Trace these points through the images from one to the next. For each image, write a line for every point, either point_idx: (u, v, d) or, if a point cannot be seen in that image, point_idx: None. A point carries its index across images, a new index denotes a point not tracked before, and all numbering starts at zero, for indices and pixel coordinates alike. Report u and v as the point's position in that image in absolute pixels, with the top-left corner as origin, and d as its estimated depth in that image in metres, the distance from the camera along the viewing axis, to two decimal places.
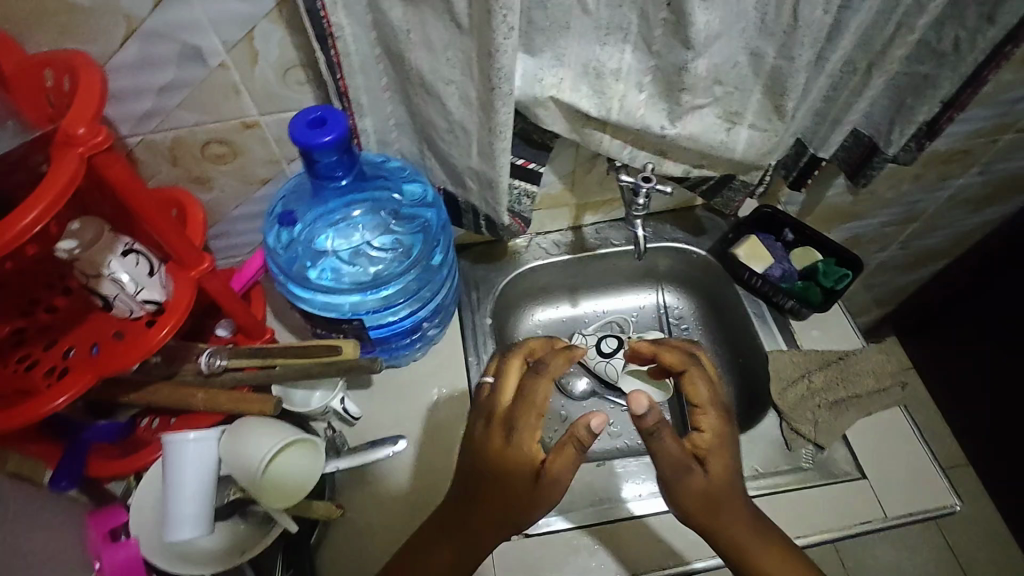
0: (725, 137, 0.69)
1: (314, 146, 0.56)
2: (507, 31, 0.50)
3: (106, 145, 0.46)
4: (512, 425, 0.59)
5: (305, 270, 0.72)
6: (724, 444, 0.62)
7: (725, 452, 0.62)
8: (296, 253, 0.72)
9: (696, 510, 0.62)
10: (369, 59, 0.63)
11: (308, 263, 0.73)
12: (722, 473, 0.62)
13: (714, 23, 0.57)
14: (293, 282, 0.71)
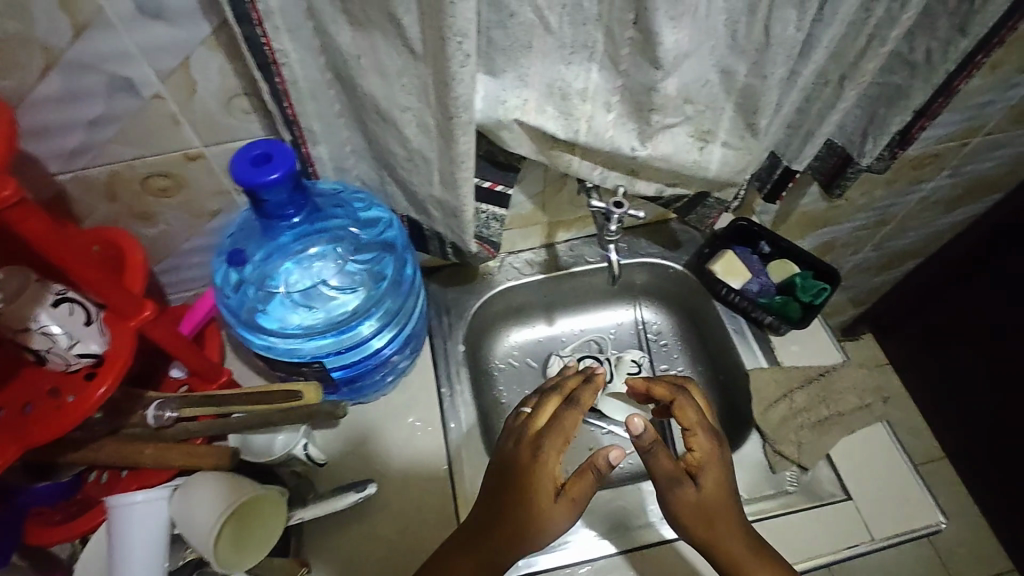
0: (698, 157, 0.66)
1: (261, 185, 0.52)
2: (464, 59, 0.46)
3: (14, 199, 0.42)
4: (540, 443, 0.63)
5: (258, 315, 0.68)
6: (719, 463, 0.62)
7: (724, 473, 0.62)
8: (246, 295, 0.69)
9: (694, 526, 0.61)
10: (319, 85, 0.59)
11: (260, 305, 0.69)
12: (715, 489, 0.61)
13: (683, 42, 0.54)
14: (244, 327, 0.67)
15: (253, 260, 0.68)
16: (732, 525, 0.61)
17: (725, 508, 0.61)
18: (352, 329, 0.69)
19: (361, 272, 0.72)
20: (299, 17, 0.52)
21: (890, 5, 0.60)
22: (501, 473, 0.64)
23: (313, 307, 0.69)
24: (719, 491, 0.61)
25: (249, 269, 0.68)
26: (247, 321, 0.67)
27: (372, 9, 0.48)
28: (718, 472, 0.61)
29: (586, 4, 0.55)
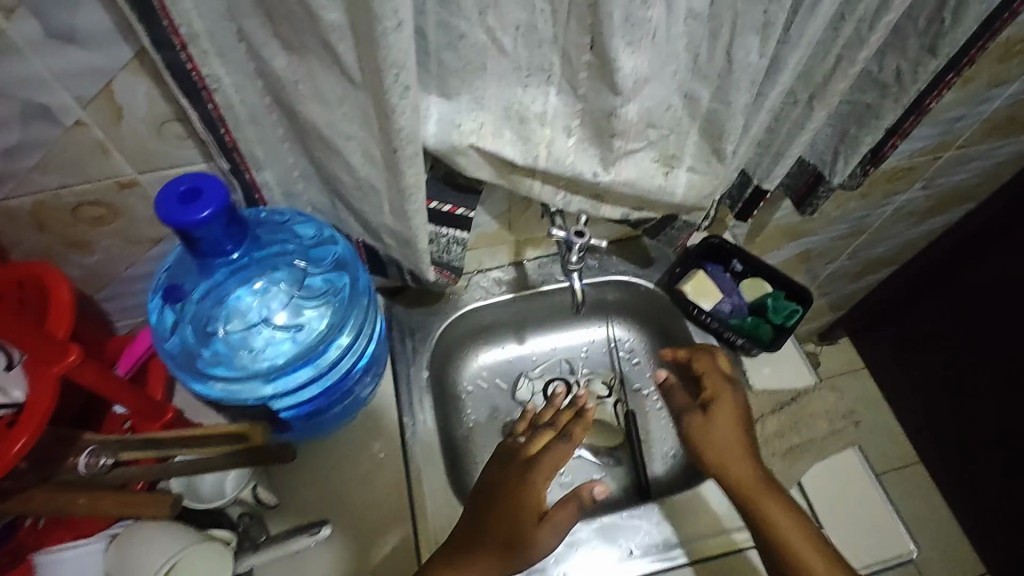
0: (664, 182, 0.63)
1: (192, 224, 0.49)
2: (403, 92, 0.43)
3: None
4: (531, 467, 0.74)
5: (201, 359, 0.63)
6: (731, 399, 0.75)
7: (736, 409, 0.75)
8: (185, 336, 0.63)
9: (704, 449, 0.73)
10: (258, 109, 0.55)
11: (201, 347, 0.63)
12: (723, 419, 0.74)
13: (643, 67, 0.51)
14: (188, 376, 0.63)
15: (190, 299, 0.62)
16: (743, 455, 0.71)
17: (738, 440, 0.72)
18: (301, 371, 0.66)
19: (310, 307, 0.66)
20: (230, 40, 0.48)
21: (858, 26, 0.58)
22: (491, 493, 0.72)
23: (257, 348, 0.65)
24: (729, 426, 0.73)
25: (185, 309, 0.62)
26: (185, 366, 0.63)
27: (305, 35, 0.45)
28: (729, 409, 0.75)
29: (540, 26, 0.52)
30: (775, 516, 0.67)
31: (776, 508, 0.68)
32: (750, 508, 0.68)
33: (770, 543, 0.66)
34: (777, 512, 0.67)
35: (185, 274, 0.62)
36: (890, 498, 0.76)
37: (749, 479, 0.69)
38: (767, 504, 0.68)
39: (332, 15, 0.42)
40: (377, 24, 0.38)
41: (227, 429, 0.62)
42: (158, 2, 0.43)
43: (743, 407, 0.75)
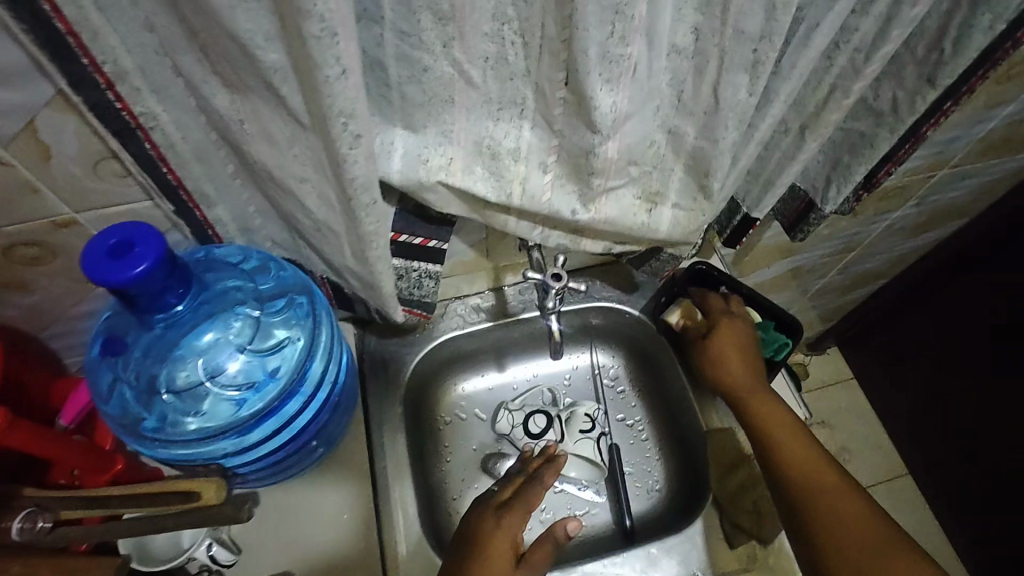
0: (647, 219, 0.60)
1: (127, 282, 0.44)
2: (353, 140, 0.39)
3: None
4: (504, 512, 0.71)
5: (146, 422, 0.58)
6: (734, 327, 0.80)
7: (740, 336, 0.80)
8: (127, 399, 0.59)
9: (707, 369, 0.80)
10: (204, 145, 0.50)
11: (146, 409, 0.59)
12: (728, 343, 0.79)
13: (622, 104, 0.47)
14: (134, 442, 0.58)
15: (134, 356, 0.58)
16: (746, 377, 0.78)
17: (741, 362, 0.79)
18: (255, 431, 0.61)
19: (262, 360, 0.61)
20: (165, 76, 0.44)
21: (853, 56, 0.54)
22: (469, 540, 0.69)
23: (205, 407, 0.59)
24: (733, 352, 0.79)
25: (129, 369, 0.59)
26: (127, 432, 0.58)
27: (244, 75, 0.40)
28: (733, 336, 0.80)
29: (511, 58, 0.47)
30: (774, 426, 0.73)
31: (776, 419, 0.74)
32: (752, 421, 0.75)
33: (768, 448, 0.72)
34: (779, 429, 0.73)
35: (128, 330, 0.58)
36: None
37: (751, 396, 0.76)
38: (768, 418, 0.74)
39: (272, 55, 0.37)
40: (318, 72, 0.34)
41: (183, 486, 0.59)
42: (74, 39, 0.38)
43: (749, 337, 0.80)
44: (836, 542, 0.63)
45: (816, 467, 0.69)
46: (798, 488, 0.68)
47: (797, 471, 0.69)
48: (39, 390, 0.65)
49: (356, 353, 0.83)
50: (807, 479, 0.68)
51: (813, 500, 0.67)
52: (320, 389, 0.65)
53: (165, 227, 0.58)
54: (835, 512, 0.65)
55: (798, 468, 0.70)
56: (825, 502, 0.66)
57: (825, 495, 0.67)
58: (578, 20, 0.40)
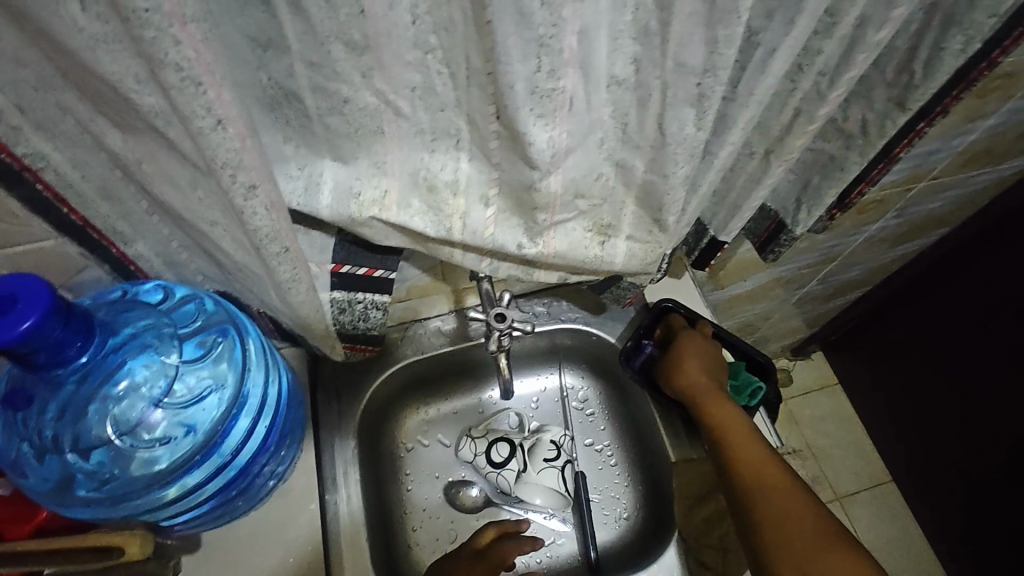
0: (600, 251, 0.56)
1: (14, 342, 0.40)
2: (248, 191, 0.35)
3: None
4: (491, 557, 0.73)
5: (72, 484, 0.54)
6: (694, 347, 0.75)
7: (710, 350, 0.75)
8: (44, 465, 0.53)
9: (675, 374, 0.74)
10: (110, 184, 0.46)
11: (67, 472, 0.54)
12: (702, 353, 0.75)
13: (562, 138, 0.43)
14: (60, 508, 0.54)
15: (42, 415, 0.52)
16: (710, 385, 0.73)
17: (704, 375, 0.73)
18: (192, 477, 0.57)
19: (190, 401, 0.56)
20: (51, 114, 0.39)
21: (817, 79, 0.51)
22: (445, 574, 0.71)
23: (132, 459, 0.55)
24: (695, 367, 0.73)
25: (35, 428, 0.52)
26: (51, 496, 0.53)
27: (129, 116, 0.36)
28: (698, 351, 0.75)
29: (440, 88, 0.43)
30: (734, 438, 0.69)
31: (736, 431, 0.70)
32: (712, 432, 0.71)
33: (730, 466, 0.68)
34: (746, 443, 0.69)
35: (32, 388, 0.51)
36: None
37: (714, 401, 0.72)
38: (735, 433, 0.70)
39: (149, 99, 0.33)
40: (191, 122, 0.30)
41: (96, 543, 0.53)
42: None
43: (710, 356, 0.75)
44: (798, 560, 0.60)
45: (772, 479, 0.66)
46: (753, 503, 0.65)
47: (760, 485, 0.66)
48: None
49: (308, 382, 0.78)
50: (760, 490, 0.65)
51: (767, 515, 0.64)
52: (257, 426, 0.61)
53: (79, 264, 0.53)
54: (788, 526, 0.62)
55: (761, 481, 0.66)
56: (786, 517, 0.63)
57: (781, 507, 0.63)
58: (501, 54, 0.36)
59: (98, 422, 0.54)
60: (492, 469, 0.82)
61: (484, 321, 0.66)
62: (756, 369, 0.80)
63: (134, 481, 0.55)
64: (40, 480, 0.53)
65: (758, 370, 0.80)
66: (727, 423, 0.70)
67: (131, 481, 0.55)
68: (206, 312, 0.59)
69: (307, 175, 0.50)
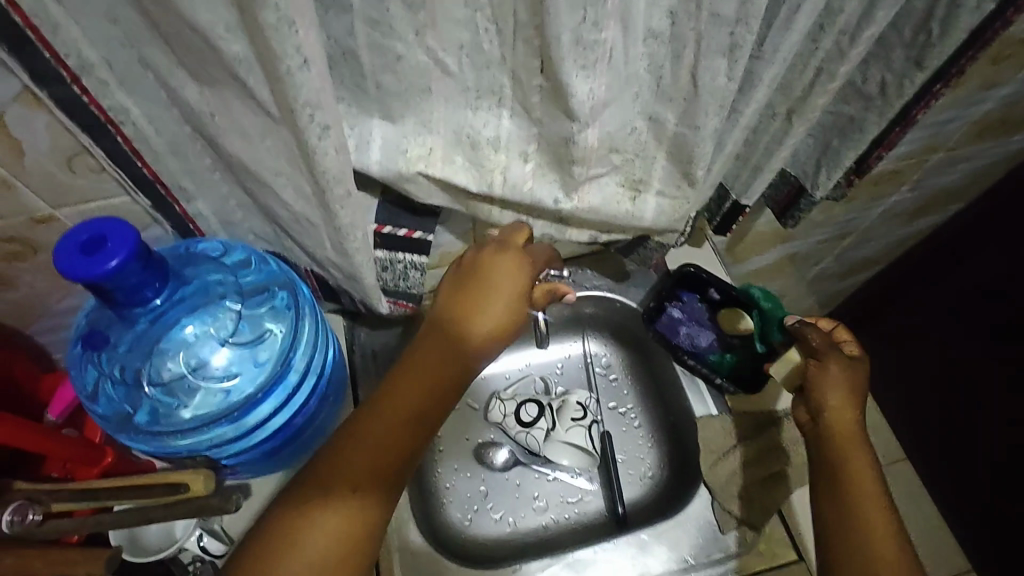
0: (631, 207, 0.59)
1: (102, 277, 0.44)
2: (322, 131, 0.38)
3: None
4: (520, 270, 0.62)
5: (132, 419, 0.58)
6: (854, 370, 0.65)
7: (864, 381, 0.65)
8: (113, 396, 0.58)
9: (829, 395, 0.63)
10: (179, 140, 0.49)
11: (131, 407, 0.58)
12: (855, 373, 0.65)
13: (600, 90, 0.46)
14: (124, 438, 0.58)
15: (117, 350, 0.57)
16: (852, 428, 0.61)
17: (847, 409, 0.63)
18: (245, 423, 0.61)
19: (246, 352, 0.60)
20: (135, 69, 0.43)
21: (838, 38, 0.53)
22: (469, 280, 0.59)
23: (192, 400, 0.59)
24: (844, 381, 0.64)
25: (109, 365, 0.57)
26: (116, 427, 0.58)
27: (211, 67, 0.39)
28: (858, 379, 0.65)
29: (486, 46, 0.46)
30: (854, 463, 0.59)
31: (857, 454, 0.59)
32: (833, 452, 0.60)
33: (834, 487, 0.58)
34: (865, 478, 0.58)
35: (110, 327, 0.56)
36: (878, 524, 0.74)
37: (845, 437, 0.61)
38: (855, 467, 0.58)
39: (235, 47, 0.36)
40: (279, 62, 0.33)
41: (169, 479, 0.59)
42: (36, 35, 0.37)
43: (863, 388, 0.65)
44: None
45: (871, 498, 0.56)
46: (841, 528, 0.56)
47: (861, 529, 0.55)
48: (27, 387, 0.66)
49: (346, 345, 0.81)
50: (858, 521, 0.55)
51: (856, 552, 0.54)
52: (303, 382, 0.65)
53: (146, 222, 0.57)
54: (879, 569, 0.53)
55: (864, 527, 0.55)
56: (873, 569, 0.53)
57: (876, 549, 0.54)
58: (548, 6, 0.39)
59: (165, 362, 0.59)
60: (521, 429, 0.85)
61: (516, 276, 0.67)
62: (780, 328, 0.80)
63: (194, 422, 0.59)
64: (105, 410, 0.58)
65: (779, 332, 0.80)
66: (851, 440, 0.60)
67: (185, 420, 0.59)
68: (267, 273, 0.63)
69: (358, 134, 0.53)
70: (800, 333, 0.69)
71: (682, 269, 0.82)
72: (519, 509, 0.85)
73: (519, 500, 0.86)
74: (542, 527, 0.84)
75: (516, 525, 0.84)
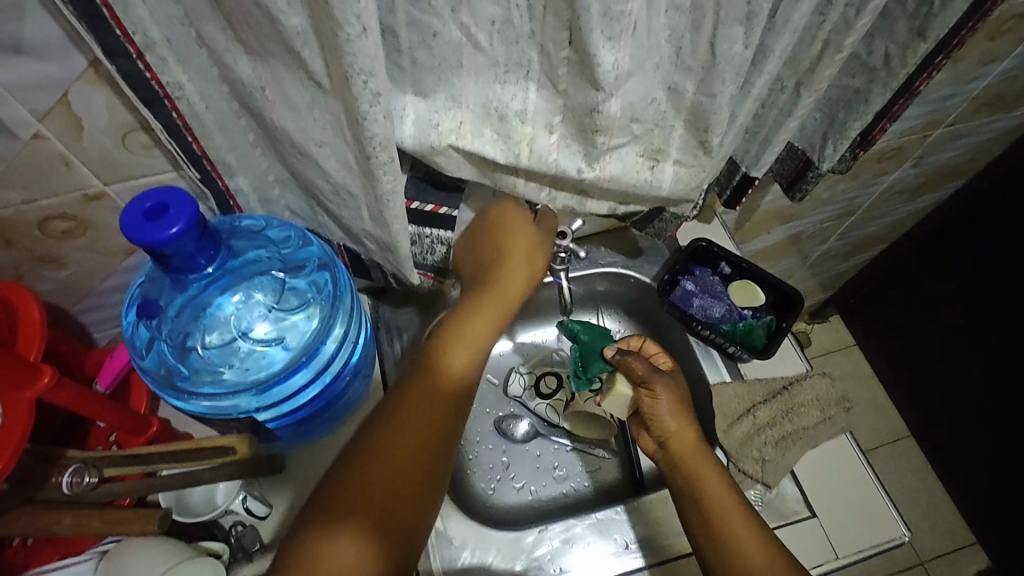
0: (650, 176, 0.62)
1: (160, 242, 0.46)
2: (373, 98, 0.41)
3: (50, 384, 0.51)
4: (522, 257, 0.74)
5: (180, 379, 0.61)
6: (674, 387, 0.74)
7: (681, 396, 0.74)
8: (162, 355, 0.60)
9: (667, 422, 0.72)
10: (226, 116, 0.53)
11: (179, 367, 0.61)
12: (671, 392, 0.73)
13: (623, 61, 0.49)
14: (173, 396, 0.60)
15: (167, 315, 0.58)
16: (693, 442, 0.72)
17: (678, 422, 0.72)
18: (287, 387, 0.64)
19: (289, 322, 0.64)
20: (190, 46, 0.46)
21: (844, 10, 0.56)
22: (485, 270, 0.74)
23: (241, 363, 0.62)
24: (675, 403, 0.72)
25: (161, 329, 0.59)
26: (165, 386, 0.60)
27: (268, 41, 0.42)
28: (677, 392, 0.74)
29: (517, 21, 0.49)
30: (706, 479, 0.69)
31: (702, 464, 0.70)
32: (686, 478, 0.70)
33: (697, 511, 0.67)
34: (710, 478, 0.69)
35: (162, 292, 0.58)
36: (878, 478, 0.76)
37: (690, 453, 0.71)
38: (698, 472, 0.69)
39: (294, 20, 0.39)
40: (340, 30, 0.36)
41: (215, 443, 0.63)
42: (108, 11, 0.40)
43: (686, 401, 0.75)
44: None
45: (718, 493, 0.67)
46: (713, 542, 0.65)
47: (719, 521, 0.65)
48: (73, 362, 0.69)
49: (372, 322, 0.84)
50: (724, 533, 0.65)
51: (735, 558, 0.63)
52: (340, 350, 0.69)
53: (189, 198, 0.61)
54: (743, 553, 0.63)
55: (721, 519, 0.66)
56: (736, 551, 0.63)
57: (733, 533, 0.64)
58: None
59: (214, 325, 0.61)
60: (540, 400, 0.90)
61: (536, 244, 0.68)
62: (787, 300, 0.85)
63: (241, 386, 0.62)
64: (152, 366, 0.60)
65: (787, 301, 0.85)
66: (697, 460, 0.70)
67: (232, 380, 0.62)
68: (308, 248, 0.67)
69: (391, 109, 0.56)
70: (623, 363, 0.73)
71: (698, 241, 0.86)
72: (540, 478, 0.88)
73: (541, 469, 0.89)
74: (562, 495, 0.87)
75: (537, 494, 0.87)
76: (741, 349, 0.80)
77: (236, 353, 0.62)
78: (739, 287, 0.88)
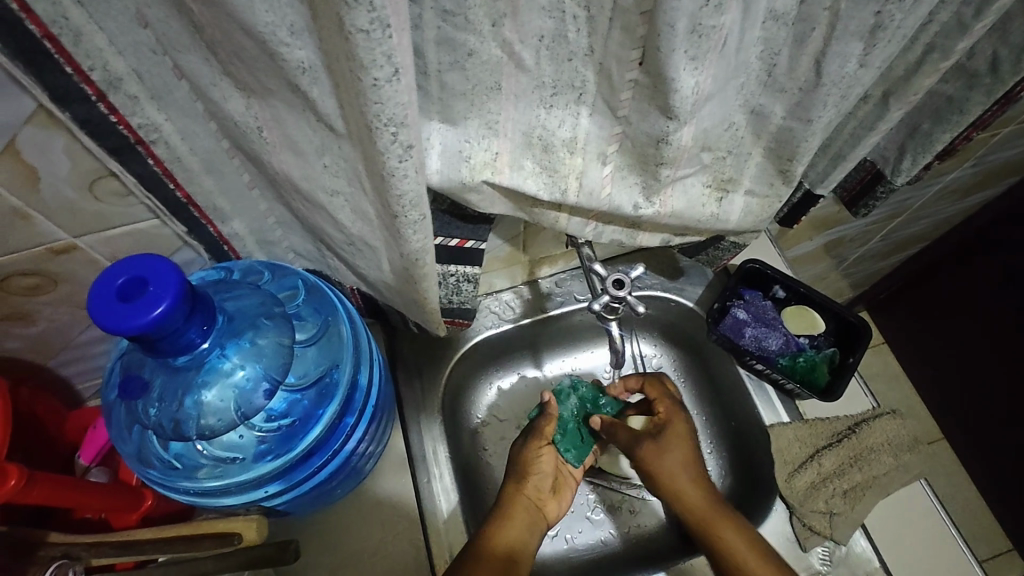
0: (717, 209, 0.54)
1: (142, 329, 0.37)
2: (404, 152, 0.33)
3: (16, 488, 0.43)
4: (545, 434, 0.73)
5: (176, 470, 0.53)
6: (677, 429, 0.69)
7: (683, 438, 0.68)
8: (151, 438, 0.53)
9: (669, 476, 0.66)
10: (215, 157, 0.43)
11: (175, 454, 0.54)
12: (669, 439, 0.68)
13: (705, 83, 0.39)
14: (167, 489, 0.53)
15: (151, 396, 0.48)
16: (704, 496, 0.65)
17: (687, 478, 0.66)
18: (301, 470, 0.57)
19: (300, 396, 0.56)
20: (167, 81, 0.37)
21: (960, 8, 0.46)
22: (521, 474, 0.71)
23: (246, 451, 0.54)
24: (684, 462, 0.66)
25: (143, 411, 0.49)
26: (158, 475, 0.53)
27: (264, 75, 0.33)
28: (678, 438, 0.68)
29: (572, 36, 0.39)
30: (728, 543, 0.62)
31: (726, 527, 0.63)
32: (710, 547, 0.63)
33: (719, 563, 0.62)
34: (729, 536, 0.62)
35: (145, 364, 0.49)
36: (946, 512, 0.72)
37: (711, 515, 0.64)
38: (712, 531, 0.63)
39: (299, 53, 0.30)
40: (365, 75, 0.28)
41: (215, 530, 0.56)
42: (54, 45, 0.31)
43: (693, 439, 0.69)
44: None
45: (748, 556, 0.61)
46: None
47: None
48: (55, 431, 0.60)
49: (386, 360, 0.76)
50: None
51: None
52: (355, 430, 0.60)
53: (176, 245, 0.52)
54: None
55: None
56: None
57: None
58: None
59: (207, 407, 0.49)
60: None
61: (596, 284, 0.59)
62: (847, 329, 0.77)
63: (249, 479, 0.53)
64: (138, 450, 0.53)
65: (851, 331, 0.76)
66: (712, 519, 0.63)
67: (237, 477, 0.53)
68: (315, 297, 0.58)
69: None
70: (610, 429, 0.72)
71: (751, 262, 0.77)
72: (576, 524, 0.80)
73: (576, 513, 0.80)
74: (600, 542, 0.79)
75: (573, 542, 0.79)
76: (805, 390, 0.72)
77: (240, 439, 0.54)
78: (794, 314, 0.79)
